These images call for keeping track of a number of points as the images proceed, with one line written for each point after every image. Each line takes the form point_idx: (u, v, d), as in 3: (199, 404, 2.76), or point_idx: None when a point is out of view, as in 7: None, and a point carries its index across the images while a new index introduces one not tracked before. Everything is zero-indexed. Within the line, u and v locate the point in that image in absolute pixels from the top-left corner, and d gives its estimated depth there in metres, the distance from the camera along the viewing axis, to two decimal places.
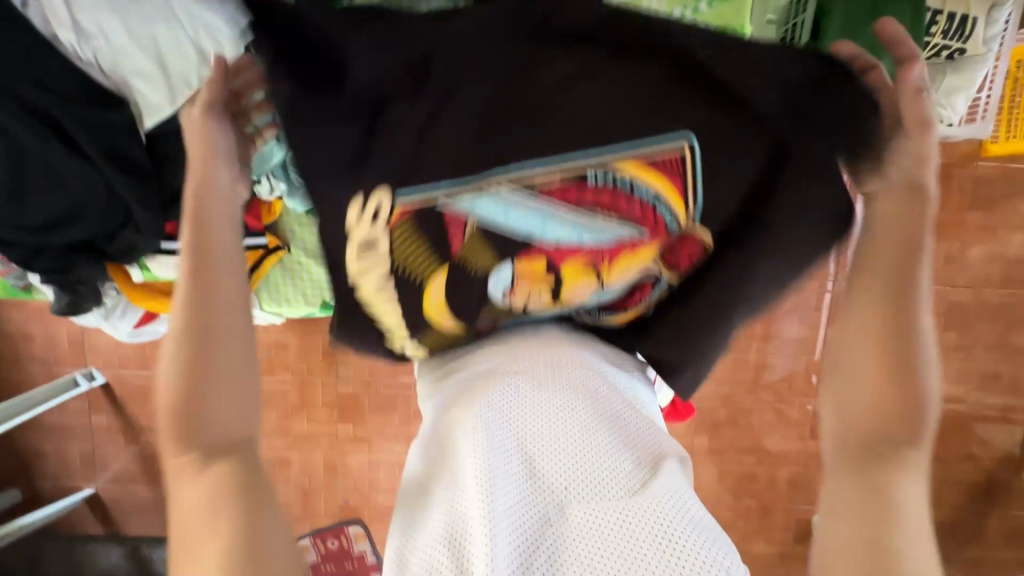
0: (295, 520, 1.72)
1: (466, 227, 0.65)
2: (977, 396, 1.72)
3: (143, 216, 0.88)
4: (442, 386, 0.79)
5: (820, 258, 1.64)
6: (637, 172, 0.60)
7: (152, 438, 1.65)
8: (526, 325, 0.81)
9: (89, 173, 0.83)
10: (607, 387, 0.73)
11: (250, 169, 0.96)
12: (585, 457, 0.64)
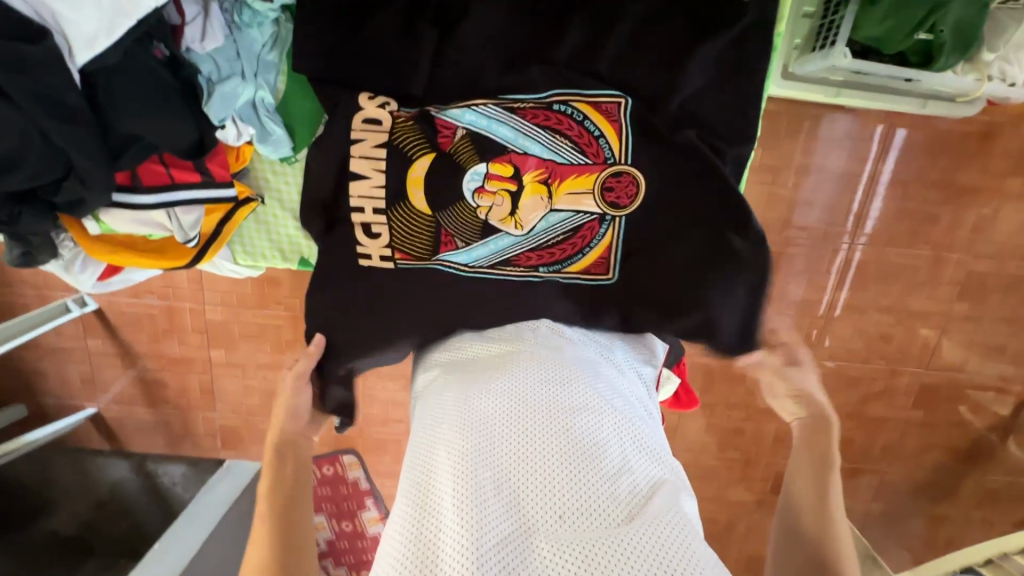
0: None
1: (456, 132, 0.93)
2: (977, 368, 1.70)
3: (85, 166, 0.80)
4: (440, 403, 0.82)
5: (838, 219, 1.55)
6: (586, 109, 0.92)
7: (150, 364, 1.66)
8: (525, 354, 0.85)
9: (19, 119, 0.74)
10: (603, 413, 0.77)
11: (212, 111, 0.89)
12: (571, 486, 0.68)
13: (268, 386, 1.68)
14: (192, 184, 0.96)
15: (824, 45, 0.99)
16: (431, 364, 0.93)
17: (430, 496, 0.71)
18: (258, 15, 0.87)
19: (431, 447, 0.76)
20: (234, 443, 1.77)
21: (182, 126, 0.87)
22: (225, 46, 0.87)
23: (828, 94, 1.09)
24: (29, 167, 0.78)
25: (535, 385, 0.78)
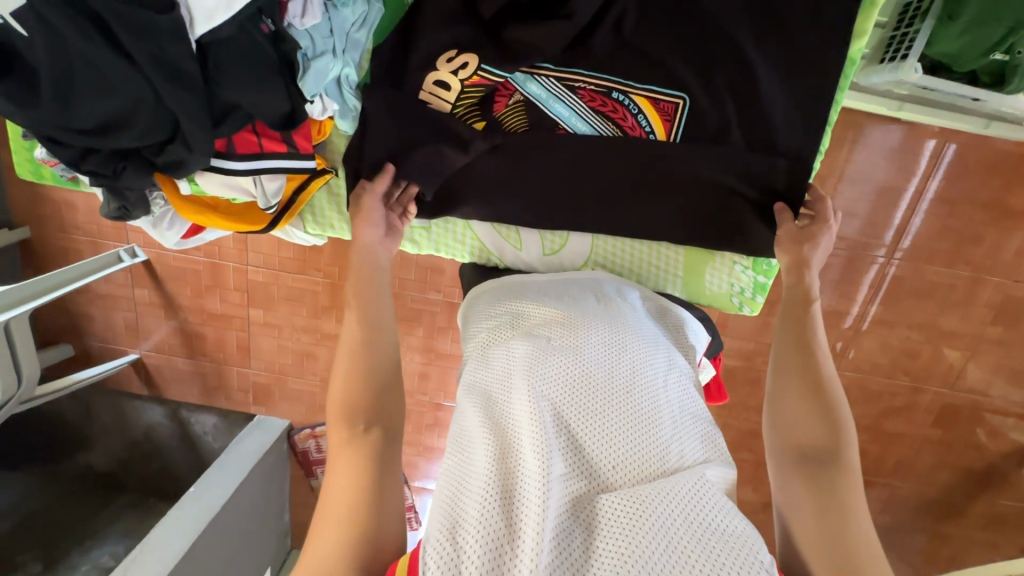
0: (319, 408, 1.83)
1: (513, 96, 0.94)
2: (1002, 392, 1.69)
3: (191, 130, 0.82)
4: (504, 343, 0.87)
5: (880, 232, 1.53)
6: (643, 103, 0.93)
7: (191, 317, 1.73)
8: (590, 314, 0.89)
9: (137, 81, 0.78)
10: (659, 385, 0.82)
11: (306, 86, 0.85)
12: (625, 440, 0.74)
13: (301, 348, 1.75)
14: (281, 154, 0.94)
15: (894, 58, 0.97)
16: (482, 314, 0.95)
17: (496, 429, 0.75)
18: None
19: (492, 384, 0.81)
20: (264, 399, 1.85)
21: (276, 98, 0.85)
22: (323, 23, 0.84)
23: (890, 108, 1.08)
24: (139, 127, 0.83)
25: (601, 348, 0.83)
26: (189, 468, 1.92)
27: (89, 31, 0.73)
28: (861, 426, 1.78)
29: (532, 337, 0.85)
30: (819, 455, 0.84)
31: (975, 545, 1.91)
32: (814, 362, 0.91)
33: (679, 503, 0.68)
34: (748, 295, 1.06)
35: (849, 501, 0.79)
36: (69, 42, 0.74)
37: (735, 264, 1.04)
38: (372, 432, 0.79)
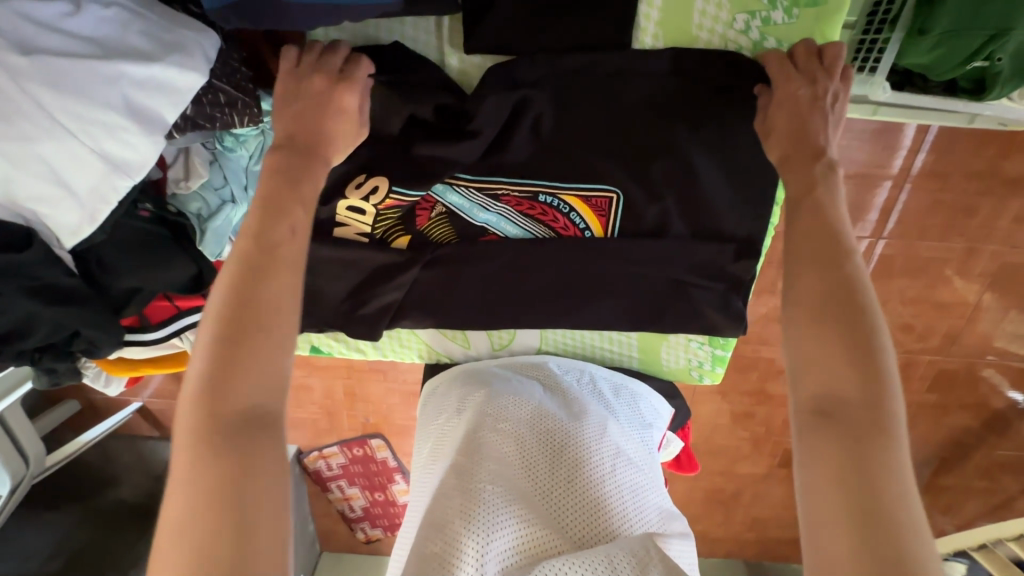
0: (323, 432, 1.89)
1: (435, 207, 0.92)
2: (999, 354, 1.67)
3: (93, 327, 0.86)
4: (450, 429, 0.89)
5: (866, 213, 1.46)
6: (573, 202, 0.90)
7: None
8: (533, 394, 0.91)
9: (22, 307, 0.77)
10: (601, 451, 0.83)
11: (208, 244, 0.90)
12: (562, 510, 0.74)
13: (295, 380, 1.78)
14: (196, 309, 1.02)
15: (865, 68, 0.89)
16: (435, 411, 0.97)
17: (438, 512, 0.74)
18: (236, 137, 0.84)
19: (436, 466, 0.83)
20: None
21: (175, 267, 0.90)
22: (211, 176, 0.87)
23: (865, 111, 0.99)
24: (40, 334, 0.82)
25: (541, 425, 0.85)
26: None
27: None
28: None
29: (475, 425, 0.86)
30: (850, 413, 0.64)
31: (975, 491, 1.96)
32: (848, 298, 0.69)
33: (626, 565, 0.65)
34: (706, 366, 1.04)
35: (883, 473, 0.61)
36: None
37: (690, 340, 1.01)
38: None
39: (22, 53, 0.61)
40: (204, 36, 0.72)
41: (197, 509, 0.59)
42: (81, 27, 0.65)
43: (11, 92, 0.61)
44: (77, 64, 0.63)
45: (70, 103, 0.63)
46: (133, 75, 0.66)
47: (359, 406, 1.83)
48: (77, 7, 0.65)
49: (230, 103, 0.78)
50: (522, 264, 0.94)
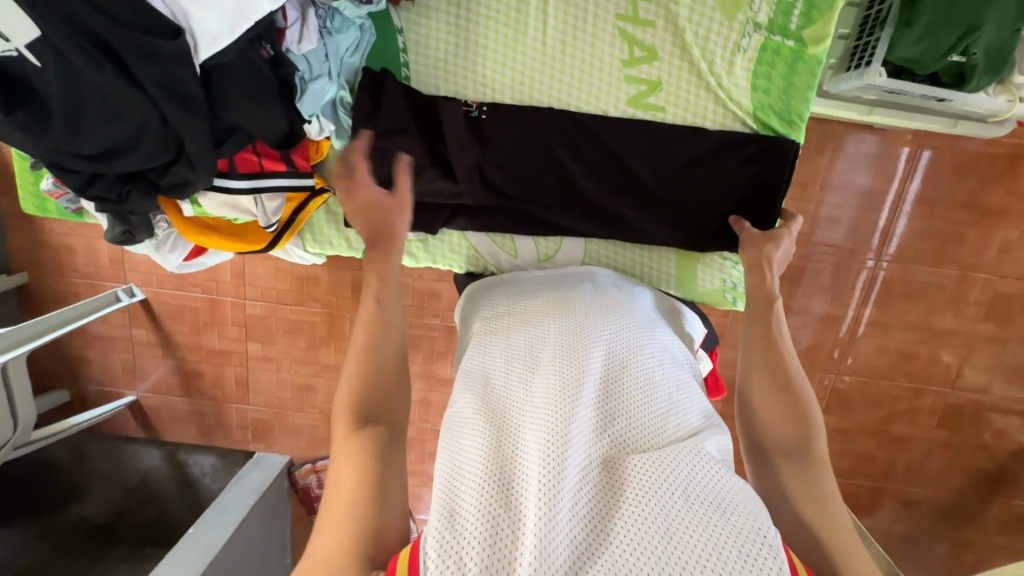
0: (320, 441, 1.80)
1: None
2: (1003, 390, 1.69)
3: (197, 155, 0.61)
4: (494, 335, 0.75)
5: (864, 234, 1.56)
6: None
7: (189, 355, 1.73)
8: (583, 293, 0.78)
9: (141, 103, 0.56)
10: (661, 365, 0.71)
11: (304, 107, 0.67)
12: (626, 424, 0.62)
13: (300, 381, 1.74)
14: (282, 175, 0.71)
15: (860, 65, 1.03)
16: (476, 308, 0.83)
17: (490, 436, 0.61)
18: (350, 19, 0.68)
19: (481, 376, 0.70)
20: (263, 436, 1.82)
21: (273, 120, 0.65)
22: (318, 49, 0.68)
23: (861, 111, 1.13)
24: (142, 152, 0.60)
25: (598, 328, 0.72)
26: (189, 513, 1.79)
27: (97, 56, 0.52)
28: (867, 430, 1.77)
29: (534, 315, 0.75)
30: (787, 449, 0.73)
31: (998, 550, 1.86)
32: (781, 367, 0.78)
33: (697, 482, 0.56)
34: (739, 292, 0.88)
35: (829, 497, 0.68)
36: (71, 62, 0.53)
37: (726, 258, 0.88)
38: (375, 426, 0.65)
39: None
40: None
41: (354, 495, 0.60)
42: None
43: None
44: None
45: None
46: None
47: None
48: None
49: None
50: (578, 195, 0.83)
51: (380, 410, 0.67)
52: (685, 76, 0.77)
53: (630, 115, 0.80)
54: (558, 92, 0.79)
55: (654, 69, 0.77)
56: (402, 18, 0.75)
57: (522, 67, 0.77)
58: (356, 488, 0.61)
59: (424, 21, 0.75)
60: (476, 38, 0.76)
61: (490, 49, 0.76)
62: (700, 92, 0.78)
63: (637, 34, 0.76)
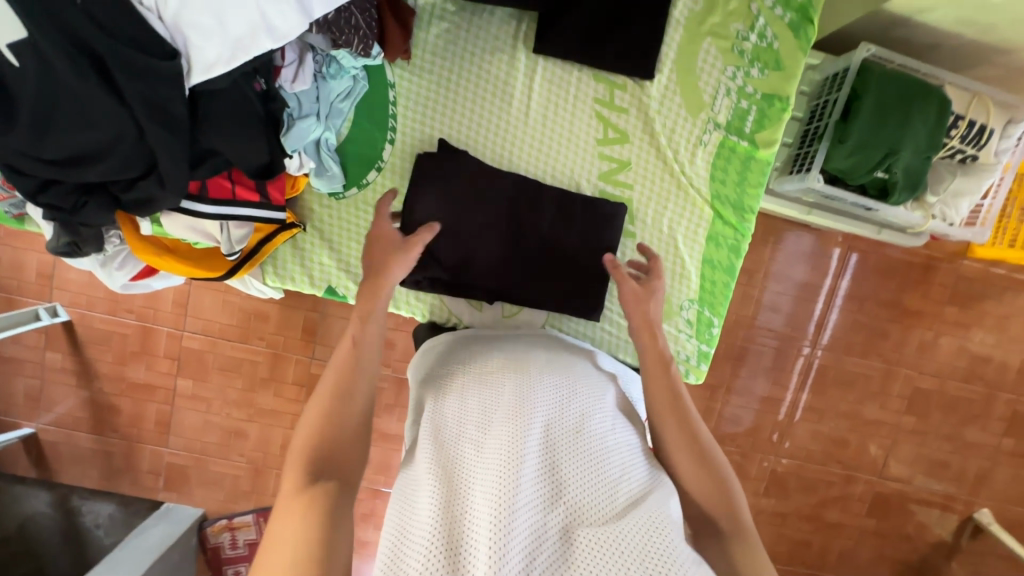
0: (240, 494, 1.64)
1: None
2: (925, 482, 1.78)
3: (169, 173, 0.59)
4: (449, 393, 0.73)
5: (801, 323, 1.68)
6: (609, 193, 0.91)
7: (106, 387, 1.58)
8: (541, 355, 0.78)
9: (121, 117, 0.55)
10: (614, 431, 0.70)
11: (289, 142, 0.68)
12: (578, 493, 0.60)
13: (230, 424, 1.61)
14: (252, 204, 0.70)
15: (801, 170, 1.16)
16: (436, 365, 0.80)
17: (436, 506, 0.57)
18: (346, 69, 0.71)
19: (432, 438, 0.67)
20: (176, 483, 1.64)
21: (254, 150, 0.65)
22: (309, 91, 0.69)
23: (801, 211, 1.26)
24: (110, 164, 0.58)
25: (554, 390, 0.71)
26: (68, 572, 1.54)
27: (81, 64, 0.51)
28: (804, 516, 1.79)
29: (492, 375, 0.73)
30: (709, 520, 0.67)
31: None
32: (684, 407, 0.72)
33: (655, 551, 0.54)
34: (692, 364, 0.86)
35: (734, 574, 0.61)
36: (50, 64, 0.51)
37: (682, 333, 0.85)
38: (329, 479, 0.57)
39: None
40: None
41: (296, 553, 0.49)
42: None
43: None
44: None
45: None
46: None
47: None
48: None
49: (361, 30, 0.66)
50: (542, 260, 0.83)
51: (334, 460, 0.59)
52: (653, 161, 0.82)
53: (601, 190, 0.82)
54: (533, 164, 0.81)
55: (625, 150, 0.81)
56: (396, 74, 0.77)
57: (502, 136, 0.80)
58: (303, 542, 0.50)
59: (415, 79, 0.77)
60: (461, 102, 0.78)
61: (472, 113, 0.79)
62: (666, 178, 0.82)
63: (612, 118, 0.80)
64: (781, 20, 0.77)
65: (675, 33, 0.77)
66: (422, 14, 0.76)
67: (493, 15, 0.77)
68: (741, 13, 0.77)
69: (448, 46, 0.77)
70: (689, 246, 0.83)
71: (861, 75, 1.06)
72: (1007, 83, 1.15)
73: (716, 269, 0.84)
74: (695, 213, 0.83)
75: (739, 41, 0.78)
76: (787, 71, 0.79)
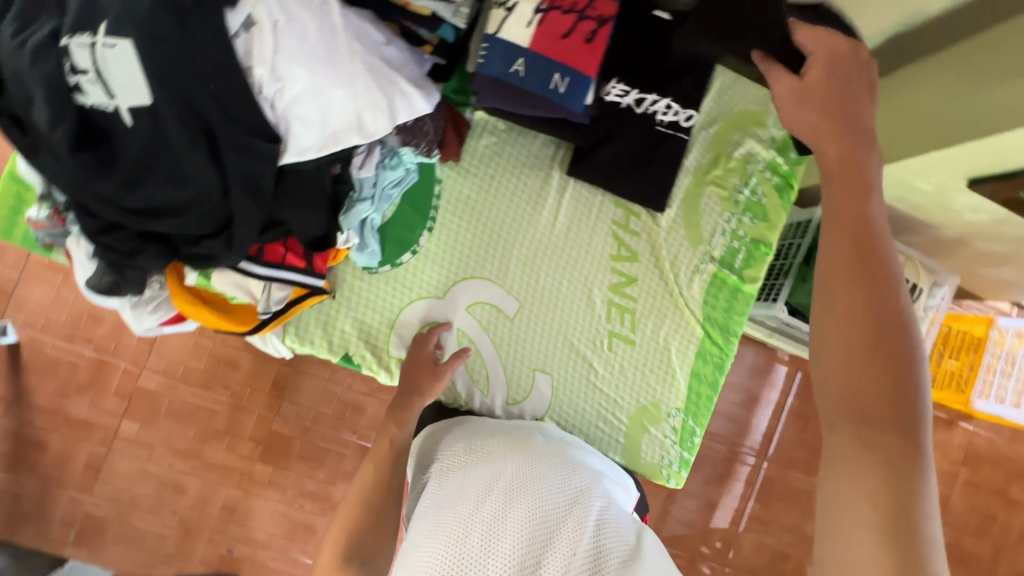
0: (162, 557, 1.48)
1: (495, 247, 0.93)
2: None
3: (240, 235, 0.63)
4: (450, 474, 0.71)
5: (752, 434, 1.79)
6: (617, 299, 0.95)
7: (38, 420, 1.45)
8: (540, 440, 0.77)
9: (214, 183, 0.60)
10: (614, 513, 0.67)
11: (347, 221, 0.75)
12: None
13: (169, 476, 1.49)
14: (295, 269, 0.73)
15: (768, 299, 1.31)
16: (440, 442, 0.79)
17: None
18: (404, 162, 0.79)
19: (430, 524, 0.65)
20: (90, 539, 1.47)
21: (314, 222, 0.70)
22: (369, 179, 0.76)
23: (764, 333, 1.42)
24: (187, 219, 0.62)
25: (551, 471, 0.70)
26: None
27: (197, 137, 0.57)
28: None
29: (492, 449, 0.73)
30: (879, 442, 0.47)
31: None
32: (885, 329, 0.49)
33: None
34: (673, 468, 0.91)
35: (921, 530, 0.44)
36: (168, 134, 0.56)
37: (667, 438, 0.91)
38: None
39: (364, 45, 0.63)
40: (576, 98, 0.69)
41: None
42: (386, 52, 0.66)
43: (345, 53, 0.61)
44: (388, 66, 0.65)
45: (375, 75, 0.63)
46: (404, 87, 0.66)
47: (228, 530, 1.51)
48: (388, 40, 0.67)
49: (429, 137, 0.76)
50: (552, 356, 0.88)
51: None
52: (656, 281, 0.91)
53: (609, 298, 0.90)
54: (552, 268, 0.88)
55: (634, 268, 0.90)
56: (444, 172, 0.86)
57: (529, 238, 0.88)
58: None
59: (460, 181, 0.86)
60: (497, 205, 0.87)
61: (506, 216, 0.87)
62: (666, 296, 0.91)
63: (627, 239, 0.90)
64: (769, 182, 0.93)
65: (683, 179, 0.91)
66: (475, 126, 0.86)
67: (536, 138, 0.88)
68: (738, 171, 0.93)
69: (493, 158, 0.87)
70: (681, 360, 0.91)
71: (821, 229, 1.25)
72: (931, 251, 1.38)
73: (701, 383, 0.92)
74: (687, 332, 0.92)
75: (734, 195, 0.93)
76: (771, 223, 0.94)
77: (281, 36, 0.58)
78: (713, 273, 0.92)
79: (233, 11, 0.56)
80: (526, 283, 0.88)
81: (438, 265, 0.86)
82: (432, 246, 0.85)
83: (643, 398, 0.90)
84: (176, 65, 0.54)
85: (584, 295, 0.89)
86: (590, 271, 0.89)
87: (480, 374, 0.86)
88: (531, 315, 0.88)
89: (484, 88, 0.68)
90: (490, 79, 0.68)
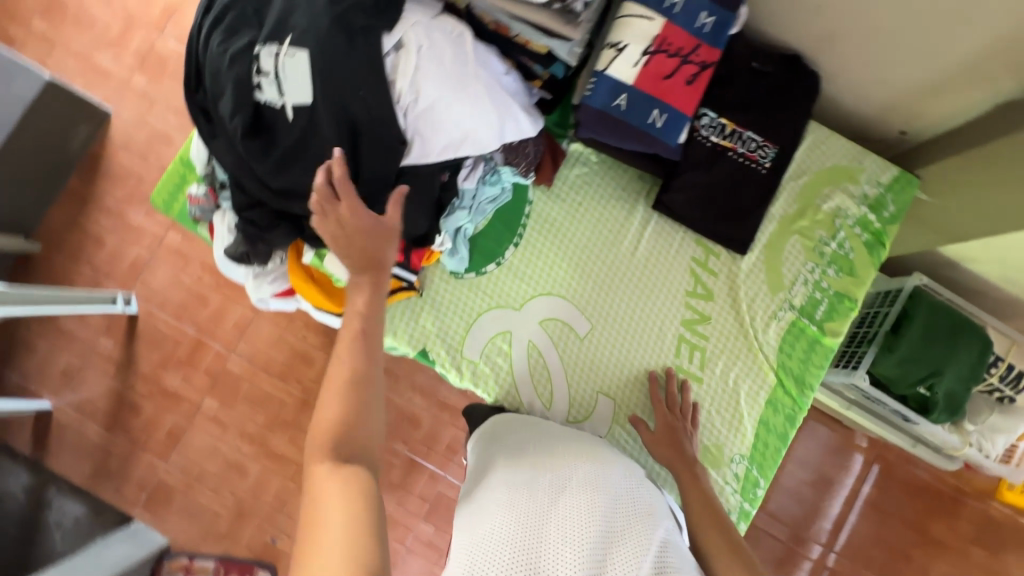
0: (214, 534, 1.56)
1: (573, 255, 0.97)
2: None
3: None
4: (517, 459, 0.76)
5: (820, 521, 1.63)
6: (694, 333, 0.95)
7: (138, 386, 1.61)
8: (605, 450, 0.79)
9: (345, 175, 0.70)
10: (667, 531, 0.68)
11: (445, 223, 0.84)
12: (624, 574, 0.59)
13: (235, 457, 1.59)
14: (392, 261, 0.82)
15: (847, 366, 1.24)
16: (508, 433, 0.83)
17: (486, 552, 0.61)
18: (502, 180, 0.87)
19: (493, 491, 0.71)
20: (157, 504, 1.58)
21: (419, 221, 0.78)
22: (470, 191, 0.85)
23: (841, 404, 1.33)
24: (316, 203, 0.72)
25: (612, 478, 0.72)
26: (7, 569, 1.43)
27: (342, 135, 0.68)
28: None
29: (558, 448, 0.76)
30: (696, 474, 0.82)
31: None
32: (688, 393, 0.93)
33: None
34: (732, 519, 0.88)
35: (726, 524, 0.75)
36: (320, 130, 0.67)
37: (728, 485, 0.88)
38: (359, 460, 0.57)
39: (488, 72, 0.72)
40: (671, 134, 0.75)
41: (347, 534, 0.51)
42: (504, 81, 0.75)
43: (471, 76, 0.70)
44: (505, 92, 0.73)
45: (493, 98, 0.72)
46: (516, 111, 0.75)
47: (276, 520, 1.57)
48: (507, 70, 0.76)
49: (528, 159, 0.84)
50: (617, 382, 0.90)
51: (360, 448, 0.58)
52: (730, 322, 0.91)
53: (681, 334, 0.91)
54: (627, 296, 0.91)
55: (709, 306, 0.91)
56: (536, 195, 0.93)
57: (608, 265, 0.92)
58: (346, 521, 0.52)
59: (550, 204, 0.92)
60: (581, 230, 0.92)
61: (589, 241, 0.92)
62: (739, 339, 0.91)
63: (705, 278, 0.92)
64: (858, 238, 0.92)
65: (767, 225, 0.92)
66: (570, 157, 0.93)
67: (626, 172, 0.94)
68: (826, 224, 0.93)
69: (583, 187, 0.93)
70: (750, 405, 0.89)
71: (913, 299, 1.18)
72: None
73: (770, 433, 0.89)
74: (760, 377, 0.90)
75: (820, 246, 0.92)
76: (857, 279, 0.92)
77: (422, 58, 0.68)
78: (790, 321, 0.91)
79: (389, 36, 0.68)
80: (601, 306, 0.91)
81: (518, 278, 0.91)
82: (516, 260, 0.91)
83: (705, 439, 0.89)
84: (337, 74, 0.65)
85: (656, 326, 0.91)
86: (664, 303, 0.91)
87: (543, 388, 0.89)
88: (602, 338, 0.90)
89: (587, 117, 0.74)
90: (595, 111, 0.74)
